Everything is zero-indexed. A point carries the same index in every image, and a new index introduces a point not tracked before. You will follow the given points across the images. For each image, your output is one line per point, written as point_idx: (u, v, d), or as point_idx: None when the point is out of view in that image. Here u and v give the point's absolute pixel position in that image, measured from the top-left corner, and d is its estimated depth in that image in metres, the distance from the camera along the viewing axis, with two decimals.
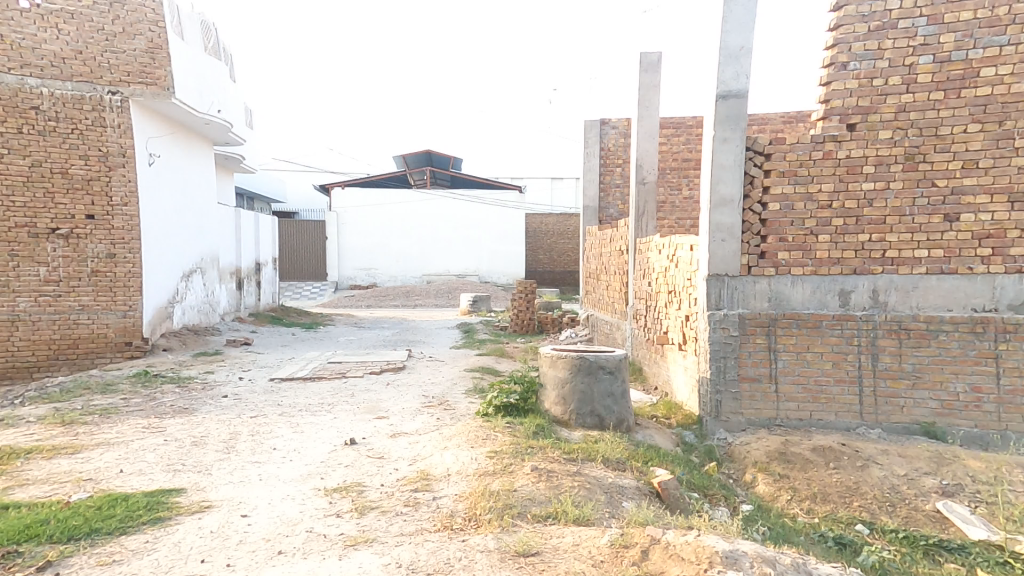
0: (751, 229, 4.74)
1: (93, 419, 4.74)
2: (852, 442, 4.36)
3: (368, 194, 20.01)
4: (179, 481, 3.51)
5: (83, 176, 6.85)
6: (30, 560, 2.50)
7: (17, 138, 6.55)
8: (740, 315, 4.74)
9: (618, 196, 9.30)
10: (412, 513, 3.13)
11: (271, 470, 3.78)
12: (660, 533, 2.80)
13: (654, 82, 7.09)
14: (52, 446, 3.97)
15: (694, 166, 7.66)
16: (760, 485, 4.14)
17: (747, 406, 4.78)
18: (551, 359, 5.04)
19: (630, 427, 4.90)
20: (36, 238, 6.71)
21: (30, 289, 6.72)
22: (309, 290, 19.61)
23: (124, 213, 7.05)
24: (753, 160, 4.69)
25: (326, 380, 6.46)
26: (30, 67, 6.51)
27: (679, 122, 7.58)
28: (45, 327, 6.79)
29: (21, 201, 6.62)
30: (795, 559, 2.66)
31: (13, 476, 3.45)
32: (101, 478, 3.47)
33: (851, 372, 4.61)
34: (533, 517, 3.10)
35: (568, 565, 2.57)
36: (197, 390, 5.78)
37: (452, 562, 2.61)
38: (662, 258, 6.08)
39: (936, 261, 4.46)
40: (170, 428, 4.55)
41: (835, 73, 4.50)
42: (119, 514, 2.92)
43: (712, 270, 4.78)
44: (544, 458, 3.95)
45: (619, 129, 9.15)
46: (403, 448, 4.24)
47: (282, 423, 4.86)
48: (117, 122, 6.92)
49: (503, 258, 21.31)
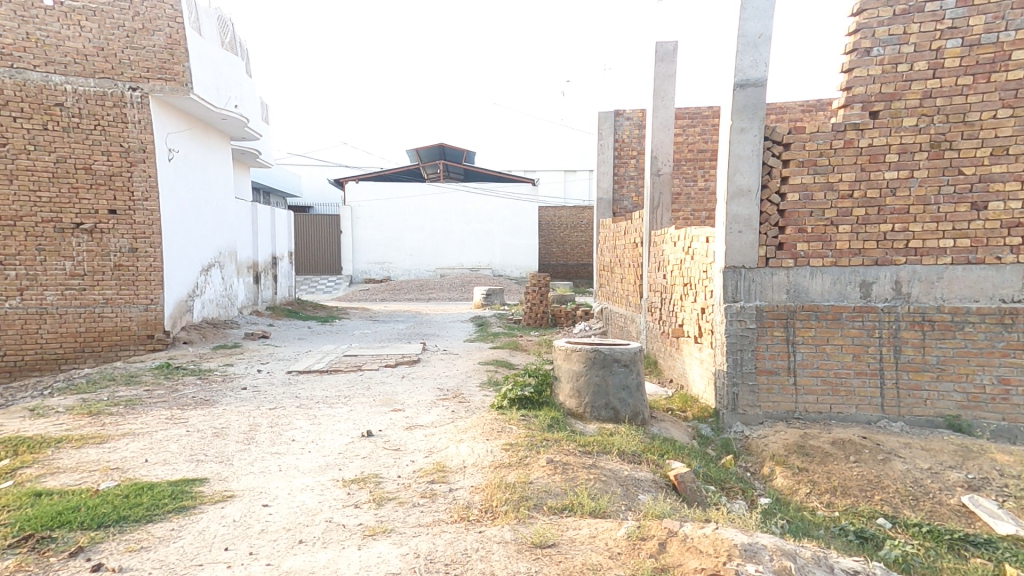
0: (768, 221, 4.67)
1: (118, 409, 4.85)
2: (874, 436, 4.32)
3: (381, 187, 20.09)
4: (202, 471, 3.59)
5: (105, 171, 6.97)
6: (63, 545, 2.58)
7: (42, 135, 6.68)
8: (758, 307, 4.68)
9: (632, 188, 9.21)
10: (429, 505, 3.16)
11: (290, 461, 3.83)
12: (678, 526, 2.79)
13: (670, 71, 6.99)
14: (80, 436, 4.08)
15: (710, 157, 7.55)
16: (778, 479, 4.09)
17: (765, 399, 4.73)
18: (565, 352, 5.03)
19: (645, 421, 4.88)
20: (61, 233, 6.86)
21: (57, 283, 6.88)
22: (324, 283, 19.80)
23: (145, 209, 7.17)
24: (771, 150, 4.61)
25: (342, 373, 6.53)
26: (53, 64, 6.64)
27: (694, 112, 7.47)
28: (72, 321, 6.95)
29: (47, 196, 6.76)
30: (816, 553, 2.62)
31: (43, 464, 3.55)
32: (127, 467, 3.56)
33: (873, 365, 4.53)
34: (549, 509, 3.11)
35: (586, 557, 2.57)
36: (217, 382, 5.89)
37: (469, 553, 2.63)
38: (677, 250, 6.02)
39: (962, 251, 4.36)
40: (192, 419, 4.64)
41: (858, 59, 4.39)
42: (145, 503, 2.99)
43: (729, 262, 4.72)
44: (559, 450, 3.95)
45: (633, 120, 9.05)
46: (418, 441, 4.28)
47: (300, 414, 4.93)
48: (137, 119, 7.03)
49: (516, 251, 21.24)
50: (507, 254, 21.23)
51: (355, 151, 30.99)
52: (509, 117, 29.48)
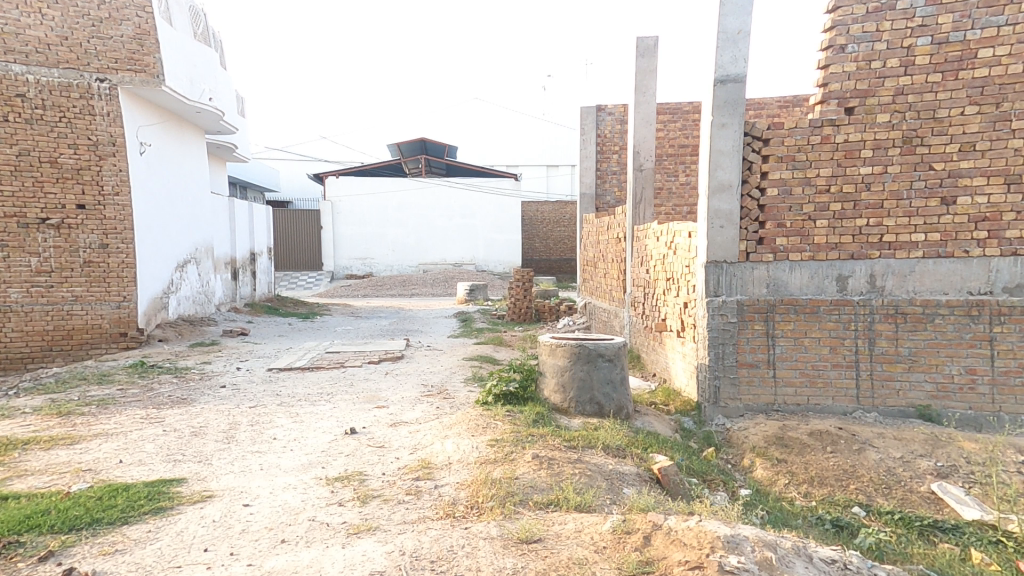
0: (749, 216, 4.74)
1: (91, 409, 4.70)
2: (849, 427, 4.42)
3: (363, 182, 19.87)
4: (179, 471, 3.50)
5: (73, 165, 6.72)
6: (32, 549, 2.49)
7: (3, 126, 6.42)
8: (739, 301, 4.76)
9: (615, 183, 9.24)
10: (415, 501, 3.15)
11: (272, 460, 3.77)
12: (662, 520, 2.83)
13: (650, 67, 7.02)
14: (49, 437, 3.94)
15: (691, 152, 7.61)
16: (758, 470, 4.17)
17: (746, 392, 4.82)
18: (549, 347, 5.05)
19: (629, 414, 4.94)
20: (26, 228, 6.61)
21: (22, 280, 6.64)
22: (305, 279, 19.52)
23: (116, 204, 6.93)
24: (752, 145, 4.67)
25: (325, 370, 6.44)
26: (13, 53, 6.37)
27: (675, 108, 7.53)
28: (38, 319, 6.72)
29: (10, 190, 6.51)
30: (795, 543, 2.68)
31: (11, 466, 3.42)
32: (100, 468, 3.45)
33: (848, 357, 4.64)
34: (535, 505, 3.12)
35: (571, 551, 2.59)
36: (194, 381, 5.75)
37: (455, 549, 2.62)
38: (660, 245, 6.07)
39: (933, 245, 4.48)
40: (169, 418, 4.53)
41: (833, 56, 4.46)
42: (120, 504, 2.91)
43: (710, 257, 4.78)
44: (545, 446, 3.97)
45: (615, 115, 9.05)
46: (403, 437, 4.25)
47: (282, 412, 4.85)
48: (105, 111, 6.79)
49: (499, 246, 21.17)
50: (490, 248, 21.15)
51: (334, 145, 30.52)
52: (489, 110, 29.25)
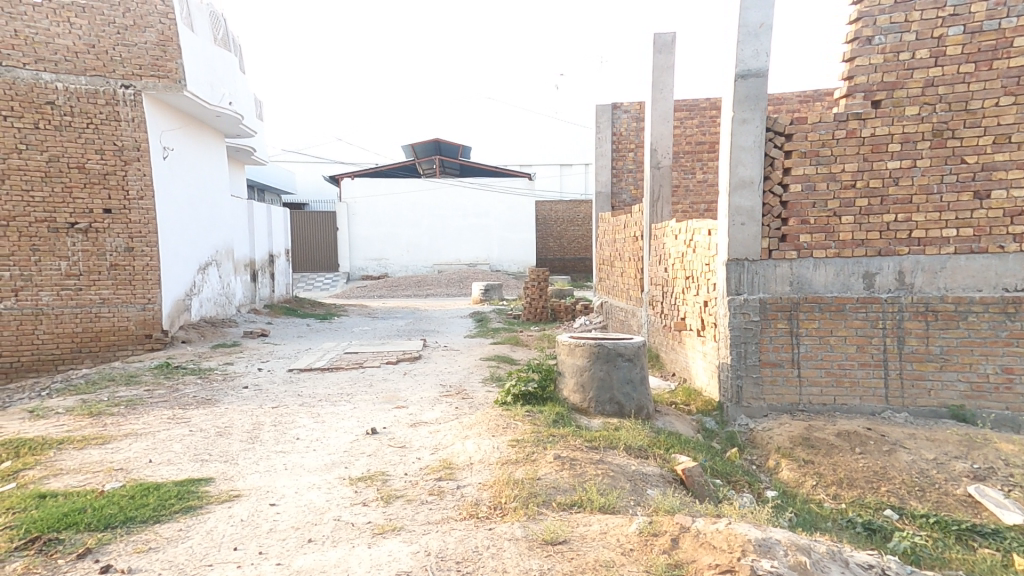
0: (772, 212, 4.67)
1: (120, 410, 4.78)
2: (878, 427, 4.34)
3: (377, 183, 19.98)
4: (207, 470, 3.55)
5: (99, 170, 6.84)
6: (70, 547, 2.53)
7: (34, 134, 6.55)
8: (761, 299, 4.69)
9: (631, 181, 9.17)
10: (438, 502, 3.14)
11: (296, 459, 3.80)
12: (690, 521, 2.79)
13: (668, 63, 6.96)
14: (82, 437, 4.01)
15: (708, 149, 7.53)
16: (784, 471, 4.10)
17: (769, 391, 4.75)
18: (568, 347, 5.02)
19: (650, 414, 4.90)
20: (55, 233, 6.73)
21: (52, 283, 6.77)
22: (321, 280, 19.69)
23: (140, 208, 7.05)
24: (774, 140, 4.60)
25: (344, 370, 6.49)
26: (44, 62, 6.50)
27: (692, 104, 7.46)
28: (68, 321, 6.84)
29: (40, 195, 6.63)
30: (830, 547, 2.62)
31: (47, 465, 3.49)
32: (131, 467, 3.50)
33: (876, 356, 4.55)
34: (558, 506, 3.10)
35: (598, 553, 2.57)
36: (218, 381, 5.83)
37: (481, 550, 2.62)
38: (678, 243, 6.01)
39: (965, 240, 4.37)
40: (195, 418, 4.59)
41: (859, 48, 4.38)
42: (152, 503, 2.94)
43: (732, 254, 4.72)
44: (566, 446, 3.95)
45: (631, 113, 9.00)
46: (424, 437, 4.26)
47: (304, 413, 4.89)
48: (131, 117, 6.91)
49: (513, 246, 21.16)
50: (504, 248, 21.14)
51: (349, 146, 30.76)
52: (502, 111, 29.32)
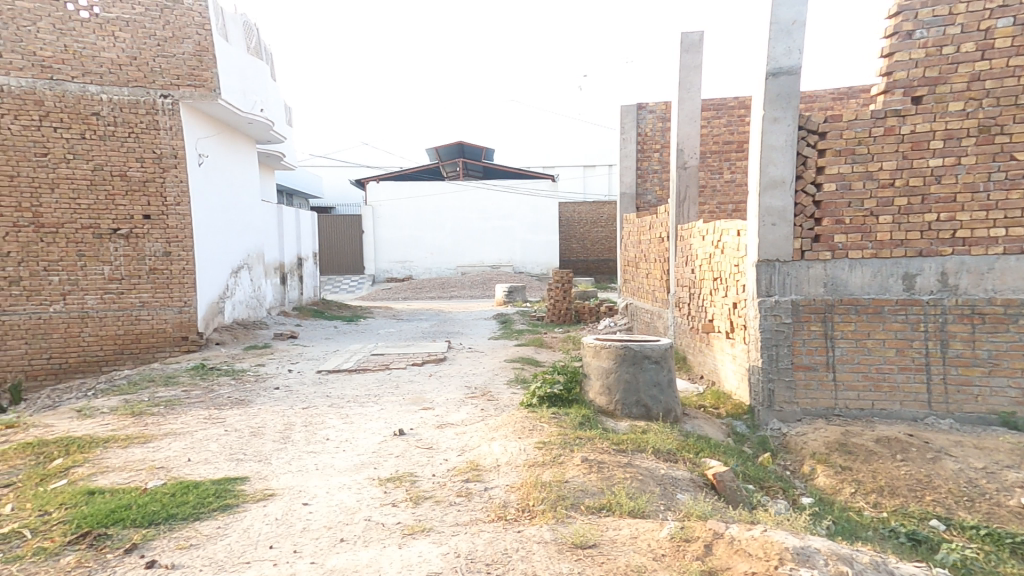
0: (804, 212, 4.55)
1: (160, 409, 4.94)
2: (921, 434, 4.18)
3: (401, 186, 20.22)
4: (242, 469, 3.64)
5: (140, 178, 7.09)
6: (118, 542, 2.63)
7: (81, 144, 6.84)
8: (793, 301, 4.58)
9: (656, 181, 9.06)
10: (466, 504, 3.15)
11: (326, 460, 3.87)
12: (723, 528, 2.74)
13: (695, 63, 6.88)
14: (126, 436, 4.16)
15: (736, 149, 7.39)
16: (820, 478, 3.99)
17: (803, 395, 4.63)
18: (593, 349, 4.99)
19: (678, 418, 4.83)
20: (100, 238, 7.01)
21: (97, 287, 7.04)
22: (347, 282, 20.02)
23: (177, 213, 7.28)
24: (806, 139, 4.50)
25: (371, 372, 6.57)
26: (90, 75, 6.79)
27: (720, 103, 7.34)
28: (111, 324, 7.11)
29: (86, 203, 6.92)
30: (873, 557, 2.54)
31: (94, 463, 3.62)
32: (172, 466, 3.62)
33: (918, 360, 4.39)
34: (587, 509, 3.07)
35: (629, 558, 2.54)
36: (250, 382, 5.97)
37: (510, 552, 2.61)
38: (706, 244, 5.92)
39: (1014, 240, 4.19)
40: (230, 418, 4.71)
41: (899, 43, 4.24)
42: (192, 501, 3.03)
43: (762, 255, 4.62)
44: (593, 449, 3.92)
45: (656, 113, 8.91)
46: (450, 439, 4.28)
47: (333, 414, 4.97)
48: (169, 125, 7.15)
49: (536, 247, 21.13)
50: (527, 250, 21.14)
51: (374, 150, 31.23)
52: None
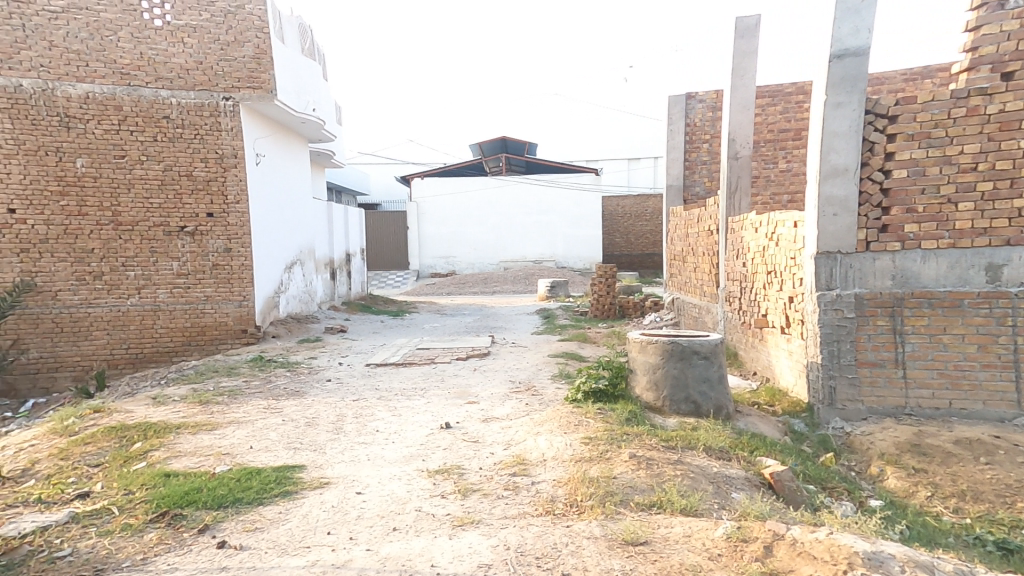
0: (870, 201, 4.29)
1: (223, 399, 5.22)
2: (1009, 436, 3.89)
3: (444, 182, 20.48)
4: (299, 458, 3.78)
5: (204, 177, 7.48)
6: (192, 522, 2.78)
7: (153, 146, 7.27)
8: (857, 295, 4.32)
9: (705, 173, 8.77)
10: (514, 497, 3.16)
11: (376, 451, 3.97)
12: (784, 529, 2.62)
13: (749, 48, 6.65)
14: (194, 423, 4.41)
15: (792, 137, 7.03)
16: (890, 479, 3.76)
17: (869, 393, 4.37)
18: (639, 344, 4.89)
19: (730, 415, 4.67)
20: (169, 236, 7.44)
21: (167, 282, 7.49)
22: (392, 278, 20.52)
23: (237, 211, 7.63)
24: (874, 124, 4.23)
25: (417, 365, 6.70)
26: (162, 80, 7.20)
27: (777, 90, 7.02)
28: (180, 317, 7.55)
29: (158, 202, 7.36)
30: (958, 566, 2.37)
31: (168, 447, 3.86)
32: (236, 453, 3.80)
33: (1004, 357, 4.06)
34: (637, 506, 3.02)
35: (683, 557, 2.47)
36: (304, 374, 6.21)
37: (559, 547, 2.60)
38: (759, 237, 5.68)
39: None
40: (287, 409, 4.91)
41: (987, 16, 3.95)
42: (255, 486, 3.18)
43: (822, 247, 4.38)
44: (642, 445, 3.84)
45: (707, 102, 8.63)
46: (496, 433, 4.30)
47: (381, 406, 5.10)
48: (230, 126, 7.49)
49: (578, 242, 20.94)
50: (569, 244, 20.98)
51: (419, 147, 31.77)
52: None
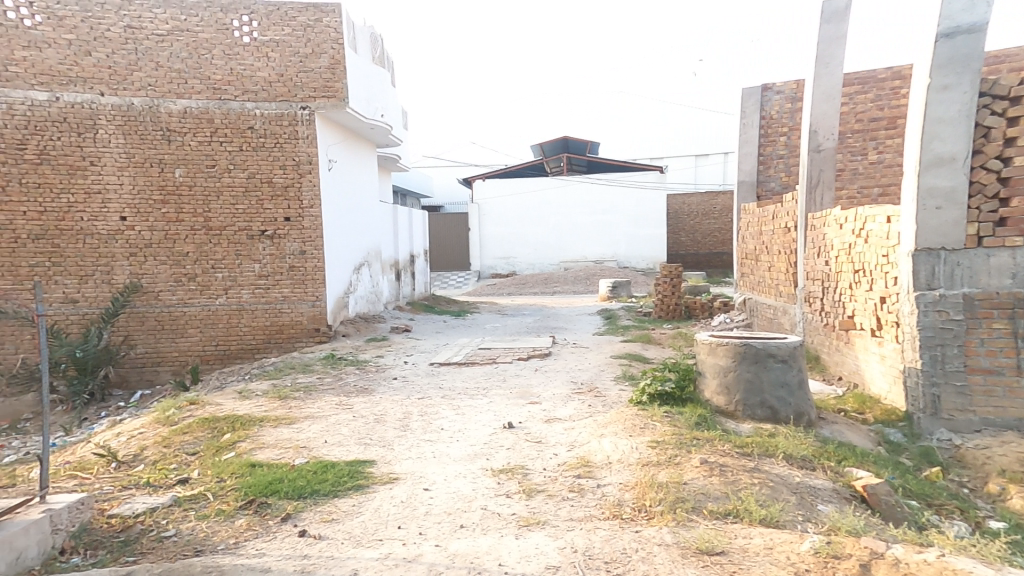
0: (985, 192, 3.85)
1: (300, 394, 5.52)
2: None
3: (503, 184, 20.67)
4: (370, 453, 3.91)
5: (282, 184, 7.96)
6: (276, 511, 2.94)
7: (239, 155, 7.83)
8: (965, 294, 3.90)
9: (781, 167, 8.27)
10: (580, 499, 3.09)
11: (442, 448, 4.03)
12: (883, 547, 2.39)
13: (838, 33, 6.12)
14: (275, 417, 4.69)
15: (886, 125, 6.47)
16: (1014, 498, 3.36)
17: (982, 403, 3.93)
18: (708, 346, 4.65)
19: (813, 422, 4.34)
20: (252, 239, 7.98)
21: (249, 283, 8.03)
22: (455, 279, 20.97)
23: (311, 215, 8.07)
24: (991, 107, 3.82)
25: (479, 365, 6.77)
26: (248, 93, 7.74)
27: (867, 76, 6.49)
28: (261, 316, 8.08)
29: (242, 208, 7.92)
30: None
31: (253, 439, 4.13)
32: (312, 446, 3.99)
33: None
34: (710, 514, 2.86)
35: (765, 570, 2.30)
36: (372, 372, 6.44)
37: (629, 552, 2.50)
38: (844, 233, 5.26)
39: None
40: (357, 405, 5.11)
41: None
42: (330, 479, 3.32)
43: (922, 243, 3.97)
44: (714, 451, 3.65)
45: (785, 93, 8.11)
46: (559, 434, 4.25)
47: (445, 404, 5.18)
48: (306, 134, 7.95)
49: (641, 241, 20.42)
50: (631, 244, 20.51)
51: (483, 150, 32.24)
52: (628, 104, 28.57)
